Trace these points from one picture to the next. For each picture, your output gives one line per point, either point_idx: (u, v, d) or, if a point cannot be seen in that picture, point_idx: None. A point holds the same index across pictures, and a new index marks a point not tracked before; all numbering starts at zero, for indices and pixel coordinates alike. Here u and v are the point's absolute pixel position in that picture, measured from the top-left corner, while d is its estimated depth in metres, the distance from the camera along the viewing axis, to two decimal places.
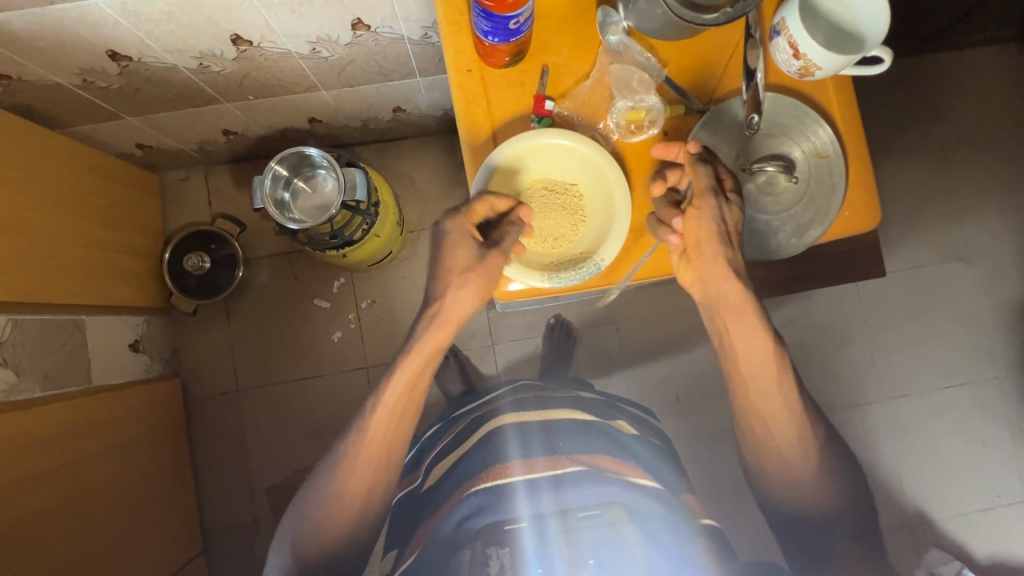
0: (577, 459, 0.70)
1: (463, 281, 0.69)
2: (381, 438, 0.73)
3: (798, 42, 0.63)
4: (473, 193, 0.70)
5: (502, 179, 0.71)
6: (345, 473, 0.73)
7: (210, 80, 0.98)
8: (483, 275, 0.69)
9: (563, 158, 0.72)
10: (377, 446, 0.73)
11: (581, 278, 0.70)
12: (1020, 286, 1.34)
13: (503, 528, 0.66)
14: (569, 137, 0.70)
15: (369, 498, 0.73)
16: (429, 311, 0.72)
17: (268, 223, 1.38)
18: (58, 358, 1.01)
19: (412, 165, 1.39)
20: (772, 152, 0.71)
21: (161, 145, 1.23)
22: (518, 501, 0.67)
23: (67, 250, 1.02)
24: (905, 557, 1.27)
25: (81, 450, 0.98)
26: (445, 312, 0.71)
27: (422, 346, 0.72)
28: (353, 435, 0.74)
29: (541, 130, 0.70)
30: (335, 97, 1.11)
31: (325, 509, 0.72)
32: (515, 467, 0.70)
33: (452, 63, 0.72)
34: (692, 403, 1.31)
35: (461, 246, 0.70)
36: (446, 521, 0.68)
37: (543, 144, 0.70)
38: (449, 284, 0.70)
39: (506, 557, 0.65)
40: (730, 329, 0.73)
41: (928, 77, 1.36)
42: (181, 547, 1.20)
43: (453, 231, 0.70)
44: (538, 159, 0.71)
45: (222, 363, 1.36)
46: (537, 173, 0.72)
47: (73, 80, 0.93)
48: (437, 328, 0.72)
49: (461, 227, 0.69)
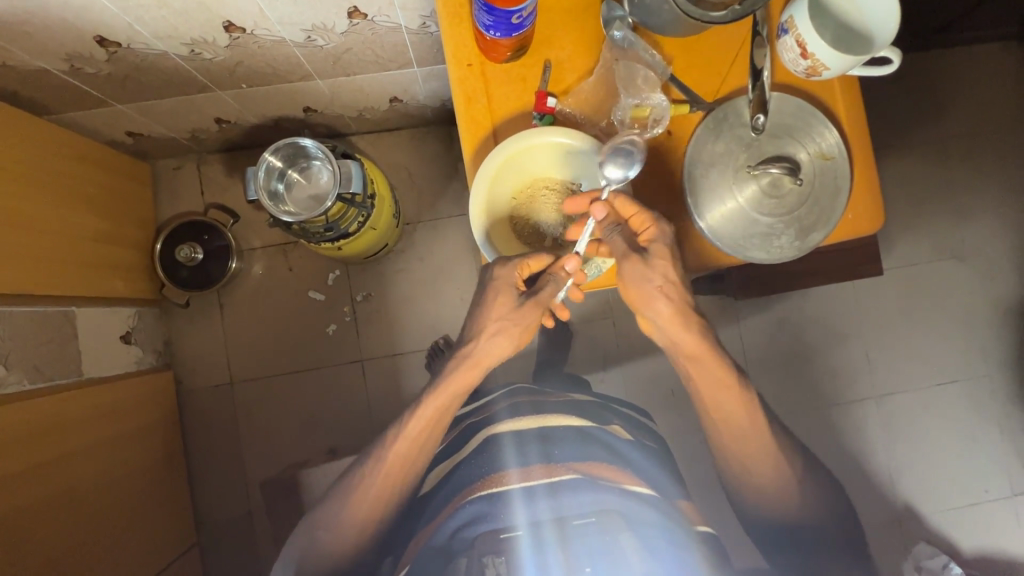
0: (571, 467, 0.69)
1: (499, 328, 0.72)
2: (401, 459, 0.75)
3: (806, 41, 0.61)
4: (472, 199, 0.68)
5: (502, 176, 0.69)
6: (362, 491, 0.75)
7: (202, 68, 0.95)
8: (521, 325, 0.72)
9: (565, 155, 0.70)
10: (397, 466, 0.75)
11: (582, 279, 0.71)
12: (1013, 284, 1.35)
13: (497, 537, 0.66)
14: (571, 135, 0.68)
15: (385, 510, 0.74)
16: (461, 351, 0.75)
17: (261, 213, 1.36)
18: (49, 350, 0.99)
19: (408, 156, 1.37)
20: (778, 153, 0.69)
21: (152, 133, 1.20)
22: (515, 509, 0.67)
23: (56, 240, 1.00)
24: (893, 551, 1.28)
25: (73, 442, 0.97)
26: (475, 354, 0.74)
27: (453, 385, 0.74)
28: (375, 455, 0.76)
29: (544, 128, 0.67)
30: (330, 87, 1.09)
31: (341, 518, 0.74)
32: (512, 475, 0.69)
33: (452, 57, 0.70)
34: (687, 398, 1.31)
35: (504, 294, 0.69)
36: (440, 531, 0.68)
37: (546, 141, 0.68)
38: (484, 331, 0.73)
39: (502, 566, 0.65)
40: (692, 374, 0.74)
41: (929, 72, 1.35)
42: (175, 540, 1.19)
43: (500, 279, 0.69)
44: (539, 156, 0.70)
45: (216, 356, 1.35)
46: (537, 172, 0.71)
47: (61, 66, 0.90)
48: (466, 368, 0.74)
49: (508, 274, 0.68)
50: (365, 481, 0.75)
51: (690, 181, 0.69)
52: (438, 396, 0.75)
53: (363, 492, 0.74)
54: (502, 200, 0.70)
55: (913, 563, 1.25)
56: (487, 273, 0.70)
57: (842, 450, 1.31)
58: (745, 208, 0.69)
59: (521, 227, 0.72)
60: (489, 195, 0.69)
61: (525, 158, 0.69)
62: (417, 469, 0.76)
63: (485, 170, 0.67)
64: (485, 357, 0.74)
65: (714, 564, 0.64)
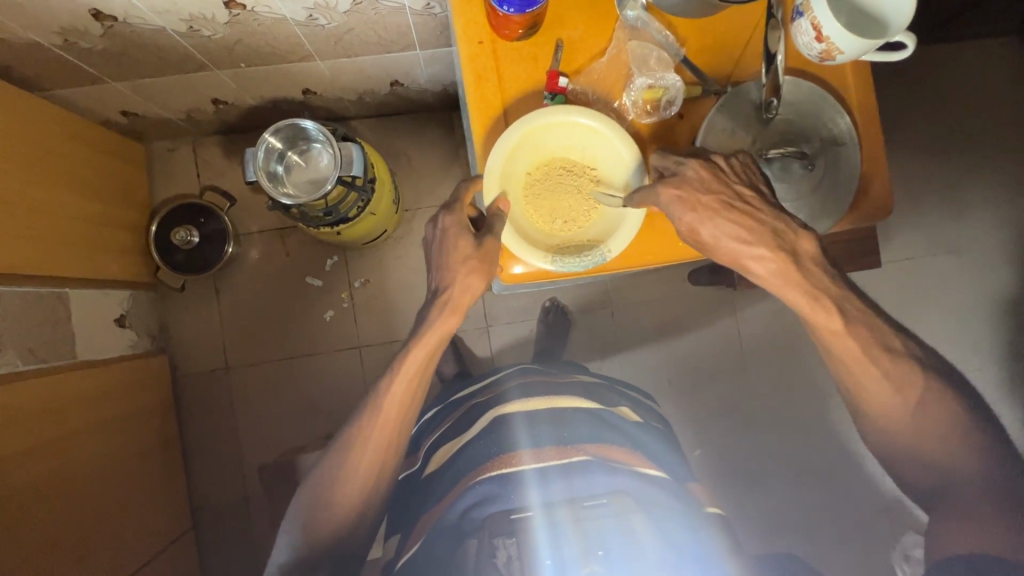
0: (585, 449, 0.69)
1: (467, 269, 0.69)
2: (397, 411, 0.72)
3: (821, 23, 0.61)
4: (488, 162, 0.68)
5: (520, 150, 0.69)
6: (363, 444, 0.71)
7: (200, 45, 0.93)
8: (485, 261, 0.68)
9: (587, 140, 0.70)
10: (394, 419, 0.72)
11: (584, 266, 0.69)
12: (1007, 279, 1.36)
13: (508, 518, 0.65)
14: (598, 119, 0.68)
15: (387, 461, 0.73)
16: (440, 297, 0.70)
17: (258, 197, 1.34)
18: (41, 332, 0.97)
19: (408, 142, 1.35)
20: (789, 138, 0.70)
21: (147, 113, 1.18)
22: (529, 490, 0.67)
23: (48, 220, 0.98)
24: (884, 542, 1.29)
25: (66, 425, 0.96)
26: (454, 297, 0.70)
27: (435, 333, 0.71)
28: (370, 406, 0.73)
29: (569, 108, 0.68)
30: (331, 68, 1.07)
31: (345, 470, 0.71)
32: (525, 456, 0.69)
33: (463, 35, 0.70)
34: (684, 388, 1.32)
35: (445, 249, 0.70)
36: (450, 510, 0.67)
37: (569, 121, 0.69)
38: (454, 271, 0.69)
39: (513, 547, 0.65)
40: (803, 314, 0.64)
41: (931, 67, 1.36)
42: (169, 525, 1.18)
43: (451, 226, 0.70)
44: (560, 135, 0.70)
45: (211, 341, 1.33)
46: (557, 152, 0.71)
47: (54, 40, 0.88)
48: (448, 313, 0.71)
49: (457, 218, 0.70)
50: (366, 433, 0.72)
51: None
52: (421, 346, 0.71)
53: (364, 444, 0.71)
54: (518, 174, 0.70)
55: (901, 552, 1.27)
56: (433, 227, 0.72)
57: (837, 441, 1.31)
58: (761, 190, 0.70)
59: (533, 205, 0.70)
60: (507, 162, 0.69)
61: (545, 135, 0.70)
62: (410, 414, 0.74)
63: (504, 138, 0.68)
64: (460, 300, 0.70)
65: (720, 546, 0.65)
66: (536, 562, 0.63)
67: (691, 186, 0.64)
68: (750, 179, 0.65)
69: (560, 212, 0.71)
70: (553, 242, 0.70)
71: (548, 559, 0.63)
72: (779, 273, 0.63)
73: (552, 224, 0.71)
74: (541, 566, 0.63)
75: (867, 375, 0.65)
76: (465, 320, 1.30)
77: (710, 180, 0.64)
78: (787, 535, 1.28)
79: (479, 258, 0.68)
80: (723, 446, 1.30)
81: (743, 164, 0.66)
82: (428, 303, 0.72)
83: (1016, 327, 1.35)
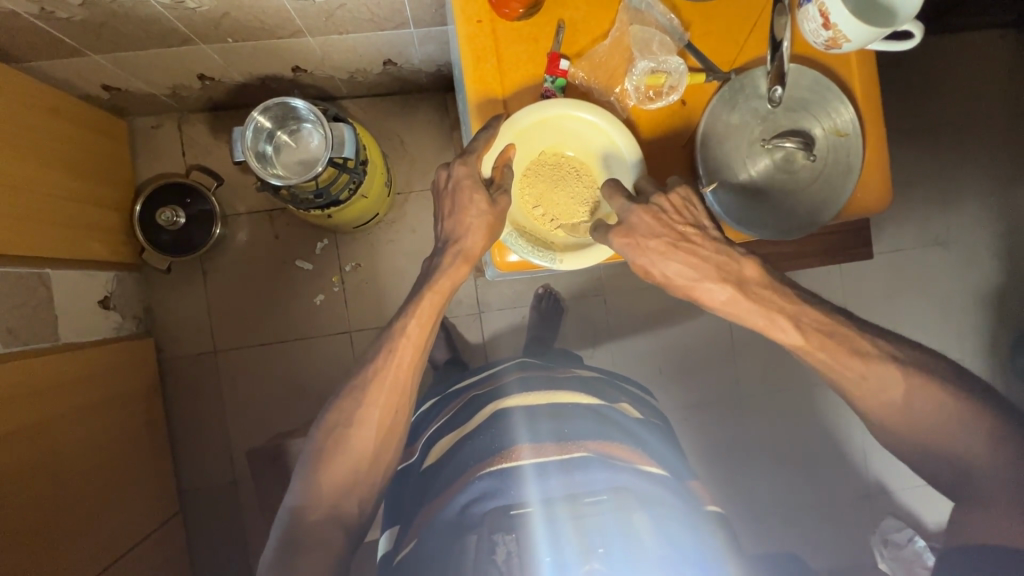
0: (585, 445, 0.69)
1: (472, 224, 0.67)
2: (412, 353, 0.71)
3: (829, 11, 0.60)
4: (520, 112, 0.67)
5: (551, 126, 0.69)
6: (379, 384, 0.70)
7: (185, 17, 0.89)
8: (499, 219, 0.67)
9: (613, 157, 0.70)
10: (409, 361, 0.71)
11: (529, 255, 0.68)
12: (991, 270, 1.38)
13: (507, 513, 0.65)
14: (624, 141, 0.68)
15: (400, 403, 0.71)
16: (451, 245, 0.70)
17: (246, 177, 1.31)
18: (23, 314, 0.95)
19: (401, 123, 1.32)
20: (794, 126, 0.70)
21: (130, 87, 1.13)
22: (527, 486, 0.66)
23: (26, 198, 0.94)
24: (863, 528, 1.32)
25: (46, 411, 0.93)
26: (462, 249, 0.69)
27: (445, 282, 0.71)
28: (385, 347, 0.71)
29: (616, 119, 0.68)
30: (322, 46, 1.04)
31: (362, 411, 0.70)
32: (525, 451, 0.69)
33: (462, 13, 0.68)
34: (673, 376, 1.32)
35: (452, 232, 0.69)
36: (450, 505, 0.66)
37: (603, 130, 0.68)
38: (460, 227, 0.68)
39: (512, 543, 0.63)
40: (786, 318, 0.66)
41: (929, 57, 1.35)
42: (156, 508, 1.17)
43: (463, 177, 0.67)
44: (589, 135, 0.69)
45: (198, 323, 1.31)
46: (580, 151, 0.71)
47: (30, 9, 0.83)
48: (459, 263, 0.70)
49: (472, 170, 0.67)
50: (382, 371, 0.71)
51: (704, 152, 0.70)
52: (435, 293, 0.71)
53: (380, 384, 0.70)
54: (534, 146, 0.70)
55: (880, 536, 1.29)
56: (446, 174, 0.69)
57: (824, 430, 1.33)
58: (757, 181, 0.71)
59: (528, 182, 0.70)
60: (534, 123, 0.67)
61: (578, 128, 0.69)
62: (424, 356, 0.73)
63: (543, 107, 0.66)
64: (471, 250, 0.69)
65: (716, 539, 0.66)
66: (535, 560, 0.61)
67: (638, 233, 0.65)
68: (692, 216, 0.66)
69: (551, 203, 0.70)
70: (525, 223, 0.70)
71: (547, 556, 0.61)
72: (731, 293, 0.66)
73: (532, 209, 0.70)
74: (541, 564, 0.61)
75: (856, 370, 0.66)
76: (458, 305, 1.29)
77: (655, 226, 0.65)
78: (773, 522, 1.30)
79: (493, 212, 0.67)
80: (711, 433, 1.32)
81: (683, 199, 0.66)
82: (440, 251, 0.71)
83: (1000, 318, 1.37)
